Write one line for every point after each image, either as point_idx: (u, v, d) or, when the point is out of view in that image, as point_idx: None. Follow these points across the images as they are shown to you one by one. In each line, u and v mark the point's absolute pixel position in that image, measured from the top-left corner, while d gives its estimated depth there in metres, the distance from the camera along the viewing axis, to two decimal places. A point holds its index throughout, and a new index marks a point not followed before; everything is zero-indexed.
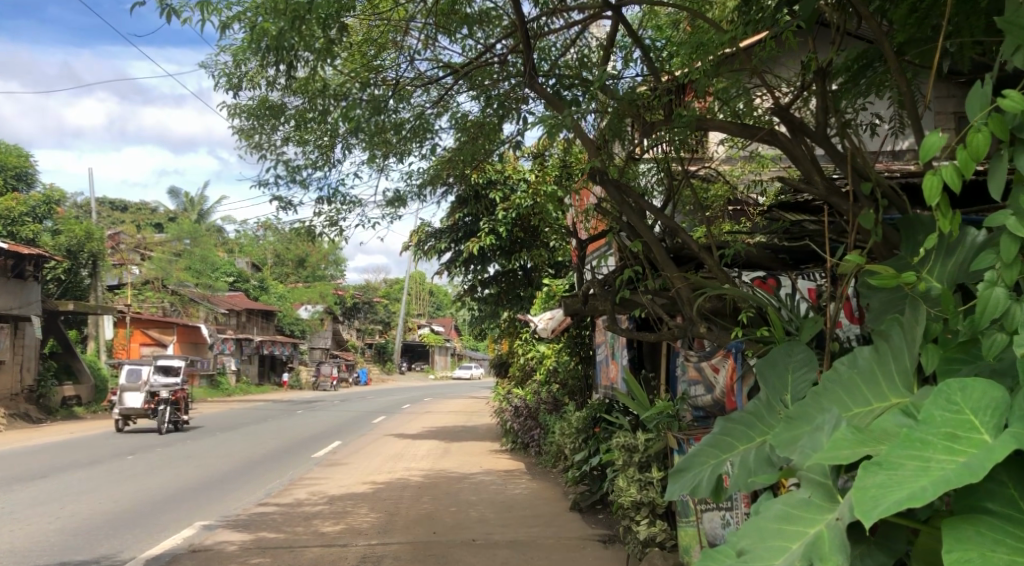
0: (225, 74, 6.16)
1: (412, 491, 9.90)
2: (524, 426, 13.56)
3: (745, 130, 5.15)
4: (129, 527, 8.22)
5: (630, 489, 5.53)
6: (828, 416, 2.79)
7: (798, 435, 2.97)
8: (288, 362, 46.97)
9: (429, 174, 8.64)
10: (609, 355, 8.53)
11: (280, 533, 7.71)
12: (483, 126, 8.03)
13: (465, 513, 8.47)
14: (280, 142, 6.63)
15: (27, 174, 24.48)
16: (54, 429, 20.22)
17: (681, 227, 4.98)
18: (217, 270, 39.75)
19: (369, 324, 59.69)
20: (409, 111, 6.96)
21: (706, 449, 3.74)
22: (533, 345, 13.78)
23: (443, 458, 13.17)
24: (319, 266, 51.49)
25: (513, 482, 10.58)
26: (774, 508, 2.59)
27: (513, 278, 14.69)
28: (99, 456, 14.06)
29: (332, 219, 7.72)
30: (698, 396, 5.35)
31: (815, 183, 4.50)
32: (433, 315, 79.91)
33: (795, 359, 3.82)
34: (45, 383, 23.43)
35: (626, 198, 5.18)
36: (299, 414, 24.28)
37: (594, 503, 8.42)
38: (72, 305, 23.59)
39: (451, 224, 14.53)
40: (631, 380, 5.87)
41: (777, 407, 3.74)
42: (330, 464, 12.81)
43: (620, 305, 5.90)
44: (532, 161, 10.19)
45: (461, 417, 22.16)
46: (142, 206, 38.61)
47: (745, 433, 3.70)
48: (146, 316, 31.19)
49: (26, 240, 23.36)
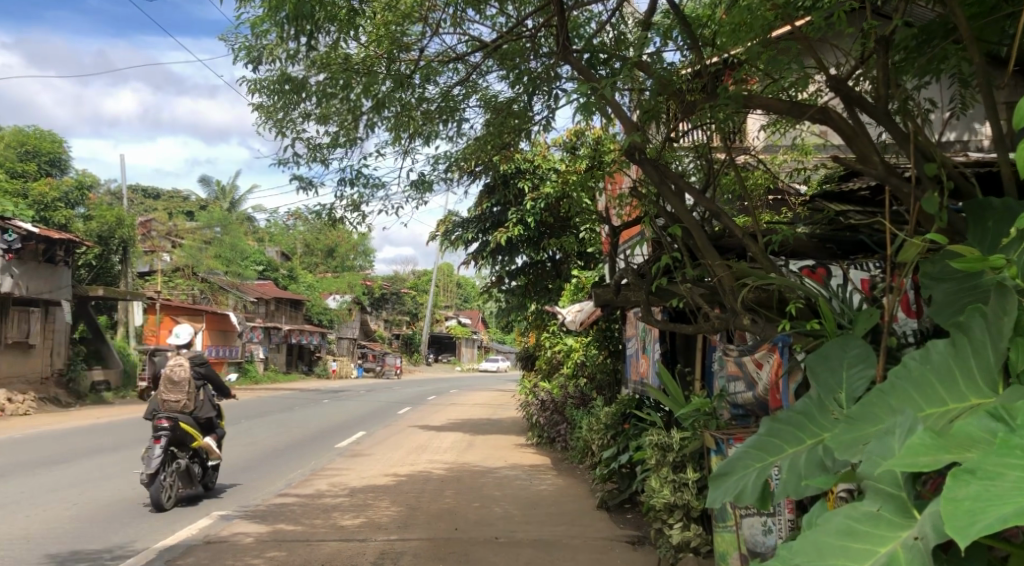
0: (246, 48, 5.91)
1: (435, 485, 9.64)
2: (550, 420, 13.25)
3: (795, 108, 4.81)
4: (145, 515, 8.06)
5: (664, 491, 5.20)
6: (902, 418, 2.45)
7: (863, 438, 2.67)
8: (316, 352, 47.05)
9: (457, 158, 8.36)
10: (640, 349, 8.19)
11: (298, 525, 7.49)
12: (512, 108, 7.74)
13: (489, 509, 8.20)
14: (301, 120, 6.39)
15: (61, 160, 24.58)
16: (83, 413, 20.28)
17: (724, 210, 4.65)
18: (247, 259, 39.86)
19: (397, 316, 59.74)
20: (435, 90, 6.68)
21: (750, 452, 3.44)
22: (561, 338, 13.47)
23: (467, 451, 12.91)
24: (348, 257, 51.58)
25: (538, 477, 10.28)
26: (834, 520, 2.27)
27: (541, 269, 14.40)
28: (123, 442, 13.98)
29: (355, 203, 7.47)
30: (736, 393, 4.99)
31: (871, 164, 4.18)
32: (461, 308, 79.71)
33: (850, 355, 3.50)
34: (75, 367, 23.56)
35: (665, 180, 4.86)
36: (325, 404, 24.18)
37: (622, 502, 8.11)
38: (102, 291, 23.67)
39: (478, 214, 14.28)
40: (664, 374, 5.55)
41: (831, 407, 3.41)
42: (353, 454, 12.60)
43: (655, 295, 5.58)
44: (563, 150, 9.89)
45: (487, 410, 21.93)
46: (174, 195, 38.82)
47: (793, 435, 3.39)
48: (175, 303, 31.28)
49: (59, 226, 23.42)
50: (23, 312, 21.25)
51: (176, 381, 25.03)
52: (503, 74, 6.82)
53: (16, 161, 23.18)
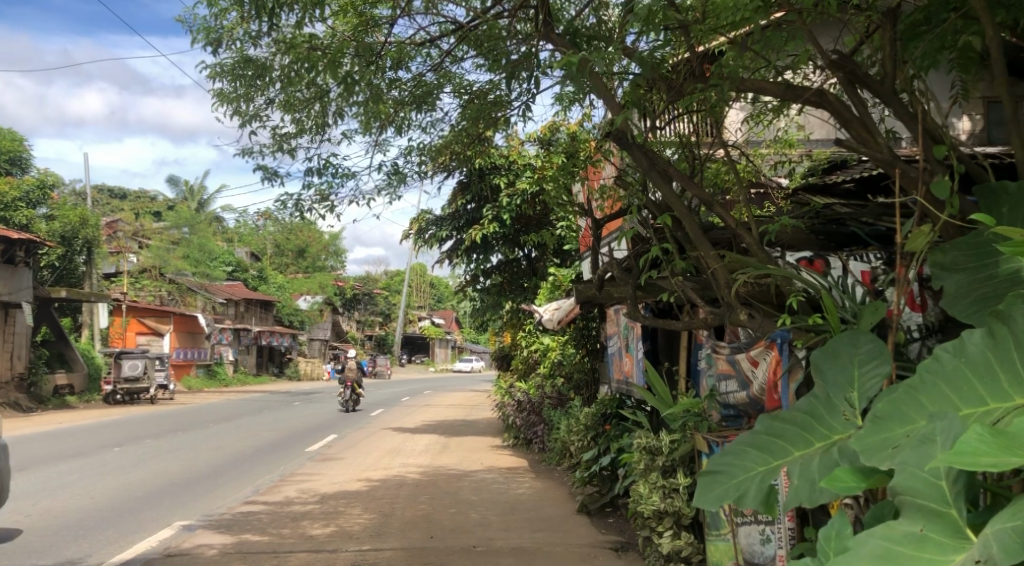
0: (203, 29, 5.49)
1: (409, 490, 9.30)
2: (527, 421, 12.92)
3: (791, 91, 4.57)
4: (102, 526, 7.65)
5: (652, 497, 4.91)
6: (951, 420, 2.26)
7: (892, 441, 2.46)
8: (287, 353, 46.27)
9: (431, 151, 8.00)
10: (621, 349, 7.90)
11: (265, 535, 7.11)
12: (487, 98, 7.42)
13: (466, 515, 7.88)
14: (264, 106, 5.99)
15: (21, 159, 23.73)
16: (44, 418, 19.58)
17: (716, 199, 4.40)
18: (216, 259, 39.00)
19: (370, 316, 59.08)
20: (407, 76, 6.35)
21: (749, 451, 3.17)
22: (538, 337, 13.15)
23: (442, 454, 12.56)
24: (319, 257, 50.80)
25: (516, 480, 9.96)
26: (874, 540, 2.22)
27: (516, 267, 14.10)
28: (83, 448, 13.44)
29: (323, 196, 7.10)
30: (728, 393, 4.74)
31: (868, 151, 3.96)
32: (434, 308, 78.87)
33: (861, 352, 3.23)
34: (36, 371, 22.77)
35: (654, 166, 4.56)
36: (296, 406, 23.63)
37: (604, 506, 7.82)
38: (64, 293, 22.92)
39: (452, 211, 13.94)
40: (651, 373, 5.26)
41: (841, 408, 3.16)
42: (325, 458, 12.21)
43: (641, 289, 5.33)
44: (539, 145, 9.59)
45: (461, 411, 21.54)
46: (140, 194, 37.90)
47: (799, 438, 3.15)
48: (142, 304, 30.46)
49: (19, 226, 22.60)
50: None
51: (143, 384, 24.34)
52: (480, 60, 6.52)
53: None
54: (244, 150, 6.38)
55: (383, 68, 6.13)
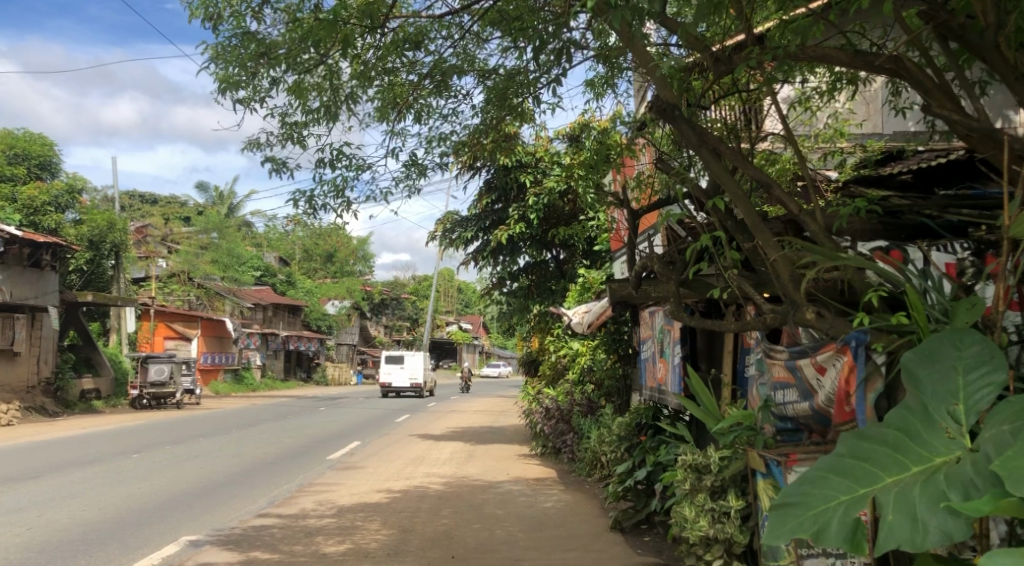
0: (203, 2, 5.02)
1: (431, 502, 8.80)
2: (555, 430, 12.28)
3: (860, 57, 4.02)
4: (105, 541, 7.21)
5: (699, 521, 4.36)
6: None
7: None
8: (314, 358, 45.98)
9: (458, 145, 7.47)
10: (657, 354, 7.32)
11: (275, 553, 6.63)
12: (514, 90, 6.86)
13: (490, 531, 7.35)
14: (271, 87, 5.46)
15: (51, 163, 23.52)
16: (69, 423, 19.32)
17: (773, 180, 3.88)
18: (244, 264, 38.84)
19: (398, 320, 58.71)
20: (427, 57, 5.83)
21: (831, 478, 2.64)
22: (566, 342, 12.54)
23: (468, 463, 12.03)
24: (348, 262, 50.06)
25: (544, 493, 9.41)
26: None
27: (544, 270, 13.53)
28: (101, 455, 13.06)
29: (337, 189, 6.61)
30: (785, 404, 4.18)
31: (963, 122, 3.49)
32: (463, 313, 77.95)
33: (966, 356, 2.73)
34: (63, 375, 22.52)
35: (705, 143, 4.01)
36: (321, 412, 23.16)
37: (638, 524, 7.25)
38: (91, 297, 22.68)
39: (478, 211, 13.46)
40: (694, 380, 4.72)
41: (943, 423, 2.63)
42: (345, 467, 11.74)
43: (687, 286, 4.80)
44: (569, 141, 9.08)
45: (487, 417, 20.96)
46: (170, 200, 37.82)
47: (891, 459, 2.60)
48: (170, 309, 30.22)
49: (48, 230, 22.41)
50: (7, 318, 20.33)
51: (169, 389, 24.07)
52: (507, 41, 6.06)
53: (4, 164, 22.10)
54: (251, 138, 5.89)
55: (401, 49, 5.71)
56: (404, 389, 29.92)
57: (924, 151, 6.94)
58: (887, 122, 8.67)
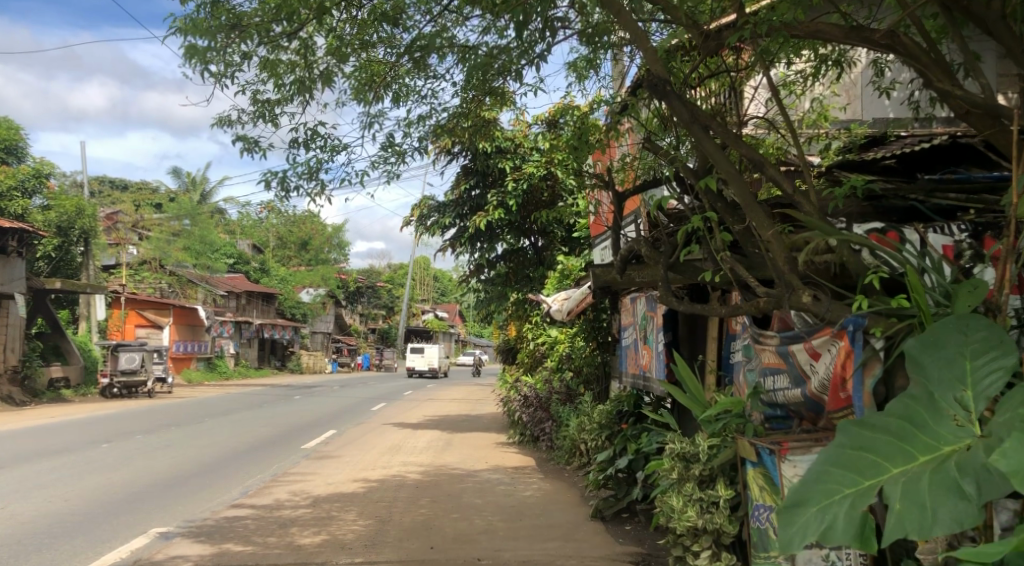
0: None
1: (408, 492, 8.64)
2: (533, 418, 12.13)
3: (853, 32, 4.05)
4: (69, 535, 6.95)
5: (688, 512, 4.25)
6: None
7: None
8: (288, 347, 45.55)
9: (438, 129, 7.26)
10: (640, 340, 7.19)
11: (248, 545, 6.43)
12: (492, 72, 6.69)
13: (469, 522, 7.20)
14: (242, 62, 5.24)
15: (18, 148, 22.94)
16: (37, 413, 18.88)
17: (766, 159, 3.77)
18: (217, 251, 38.30)
19: (373, 309, 58.32)
20: (405, 33, 5.62)
21: (833, 473, 2.53)
22: (544, 329, 12.43)
23: (445, 452, 11.88)
24: (323, 250, 49.51)
25: (522, 482, 9.28)
26: None
27: (522, 257, 13.40)
28: (68, 445, 12.71)
29: (311, 171, 6.40)
30: (775, 391, 4.07)
31: (964, 95, 3.54)
32: (438, 302, 77.52)
33: (973, 339, 2.64)
34: (30, 364, 22.01)
35: (696, 119, 3.87)
36: (295, 400, 22.88)
37: (619, 513, 7.11)
38: (59, 284, 22.17)
39: (455, 197, 13.27)
40: (681, 366, 4.60)
41: (950, 411, 2.53)
42: (320, 457, 11.52)
43: (675, 270, 4.70)
44: (549, 125, 8.92)
45: (464, 406, 20.82)
46: (141, 186, 37.12)
47: (895, 449, 2.50)
48: (141, 297, 29.69)
49: (14, 216, 21.84)
50: None
51: (140, 378, 23.64)
52: (488, 17, 5.89)
53: None
54: (221, 116, 5.66)
55: (381, 24, 5.52)
56: (424, 371, 37.94)
57: (907, 136, 6.83)
58: (868, 108, 8.47)
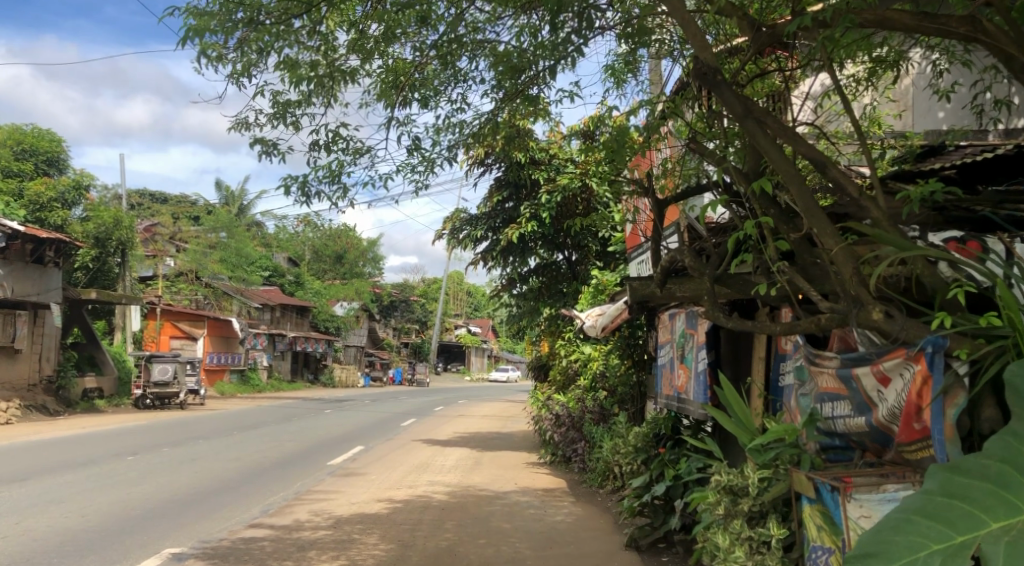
0: None
1: (434, 514, 8.29)
2: (565, 438, 11.70)
3: (928, 18, 3.81)
4: (80, 552, 6.71)
5: (736, 553, 3.87)
6: None
7: None
8: (321, 360, 45.44)
9: (469, 135, 6.89)
10: (677, 359, 6.76)
11: None
12: (523, 74, 6.36)
13: (496, 548, 6.84)
14: (262, 60, 4.97)
15: (58, 160, 23.08)
16: (70, 422, 18.84)
17: (828, 160, 3.46)
18: (253, 264, 38.41)
19: (406, 323, 58.09)
20: (434, 29, 5.31)
21: (921, 522, 2.50)
22: (578, 346, 12.04)
23: (474, 471, 11.50)
24: (358, 264, 49.47)
25: (553, 505, 8.89)
26: None
27: (556, 271, 13.02)
28: (94, 457, 12.56)
29: (334, 174, 6.09)
30: (832, 420, 3.62)
31: None
32: (472, 317, 77.02)
33: None
34: (66, 374, 22.02)
35: (752, 116, 3.53)
36: (326, 414, 22.65)
37: (656, 543, 6.68)
38: (95, 295, 22.22)
39: (488, 209, 12.95)
40: (725, 387, 4.19)
41: None
42: (345, 474, 11.21)
43: (723, 283, 4.33)
44: (584, 134, 8.55)
45: (496, 423, 20.39)
46: (180, 200, 37.41)
47: (993, 501, 2.43)
48: (177, 309, 29.79)
49: (54, 227, 21.94)
50: (8, 314, 19.75)
51: (172, 389, 23.55)
52: (520, 10, 5.56)
53: (11, 159, 21.75)
54: (239, 118, 5.39)
55: (408, 21, 5.23)
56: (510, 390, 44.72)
57: (965, 145, 6.40)
58: (920, 120, 7.99)
